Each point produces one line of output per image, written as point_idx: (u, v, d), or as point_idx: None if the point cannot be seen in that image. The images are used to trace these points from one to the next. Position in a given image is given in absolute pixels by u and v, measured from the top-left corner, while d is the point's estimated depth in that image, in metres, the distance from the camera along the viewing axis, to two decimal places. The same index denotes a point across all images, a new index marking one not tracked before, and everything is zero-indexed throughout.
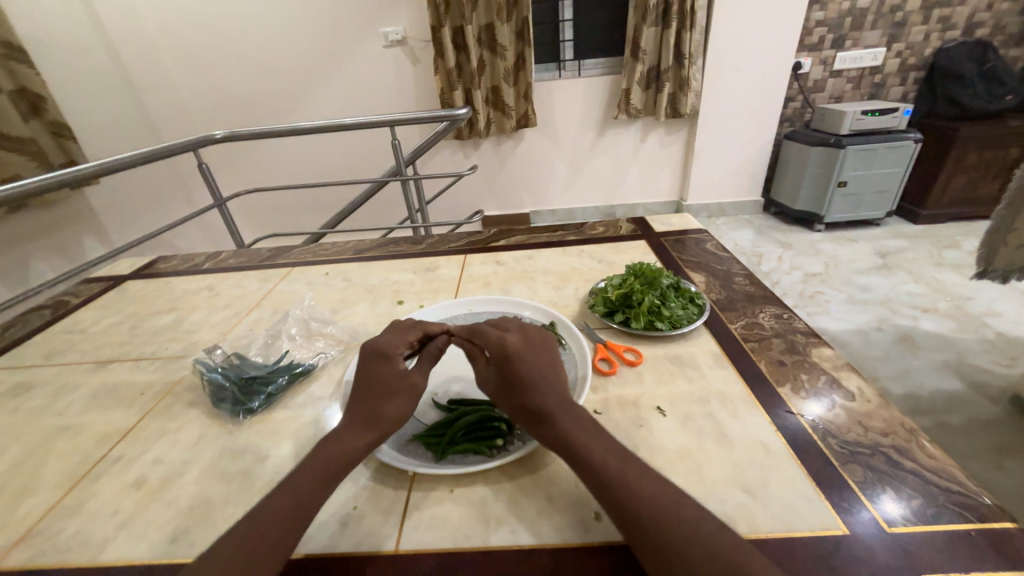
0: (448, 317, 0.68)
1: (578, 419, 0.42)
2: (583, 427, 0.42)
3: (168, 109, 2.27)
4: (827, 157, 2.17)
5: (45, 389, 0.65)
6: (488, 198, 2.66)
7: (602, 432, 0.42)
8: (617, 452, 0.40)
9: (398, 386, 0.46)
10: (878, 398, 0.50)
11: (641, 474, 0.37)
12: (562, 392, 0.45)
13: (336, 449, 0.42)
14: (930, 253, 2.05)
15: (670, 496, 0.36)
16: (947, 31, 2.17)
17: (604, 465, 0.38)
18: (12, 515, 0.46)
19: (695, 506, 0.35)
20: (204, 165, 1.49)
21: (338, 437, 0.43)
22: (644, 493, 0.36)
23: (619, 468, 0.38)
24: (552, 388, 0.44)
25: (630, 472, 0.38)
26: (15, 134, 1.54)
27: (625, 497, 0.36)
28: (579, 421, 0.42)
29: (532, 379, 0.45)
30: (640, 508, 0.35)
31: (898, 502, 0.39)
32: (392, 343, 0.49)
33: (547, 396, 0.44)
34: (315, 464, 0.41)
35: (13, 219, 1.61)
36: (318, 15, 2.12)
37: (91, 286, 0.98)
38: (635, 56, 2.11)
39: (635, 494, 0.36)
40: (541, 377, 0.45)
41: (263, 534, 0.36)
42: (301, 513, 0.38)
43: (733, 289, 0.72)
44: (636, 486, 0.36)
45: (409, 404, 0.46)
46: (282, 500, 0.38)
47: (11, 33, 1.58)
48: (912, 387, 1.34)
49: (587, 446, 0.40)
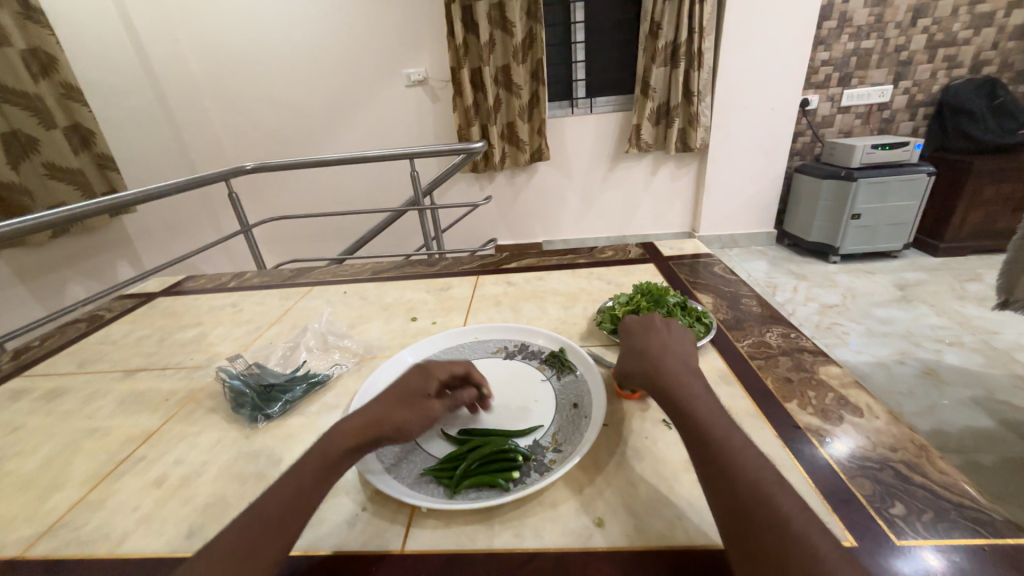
0: (455, 344, 0.68)
1: (699, 381, 0.45)
2: (699, 390, 0.44)
3: (204, 141, 2.43)
4: (839, 190, 2.18)
5: (76, 395, 0.68)
6: (502, 228, 2.73)
7: (713, 398, 0.43)
8: (720, 419, 0.41)
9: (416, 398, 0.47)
10: (887, 414, 0.49)
11: (744, 444, 0.39)
12: (677, 345, 0.51)
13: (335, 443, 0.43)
14: (952, 287, 2.01)
15: (769, 476, 0.36)
16: (954, 69, 2.21)
17: (713, 434, 0.39)
18: (41, 509, 0.48)
19: (790, 493, 0.35)
20: (234, 193, 1.57)
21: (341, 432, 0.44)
22: (743, 469, 0.36)
23: (725, 440, 0.39)
24: (667, 340, 0.51)
25: (729, 438, 0.39)
26: (65, 164, 1.66)
27: (724, 466, 0.37)
28: (693, 378, 0.46)
29: (653, 330, 0.53)
30: (738, 480, 0.36)
31: (907, 515, 0.38)
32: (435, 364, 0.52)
33: (659, 340, 0.51)
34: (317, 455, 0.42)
35: (56, 243, 1.72)
36: (348, 59, 2.28)
37: (124, 302, 1.04)
38: (645, 94, 2.20)
39: (739, 468, 0.36)
40: (662, 332, 0.52)
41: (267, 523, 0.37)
42: (294, 513, 0.38)
43: (740, 309, 0.73)
44: (738, 460, 0.37)
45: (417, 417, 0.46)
46: (283, 494, 0.39)
47: (71, 75, 1.74)
48: (938, 424, 1.29)
49: (692, 402, 0.42)
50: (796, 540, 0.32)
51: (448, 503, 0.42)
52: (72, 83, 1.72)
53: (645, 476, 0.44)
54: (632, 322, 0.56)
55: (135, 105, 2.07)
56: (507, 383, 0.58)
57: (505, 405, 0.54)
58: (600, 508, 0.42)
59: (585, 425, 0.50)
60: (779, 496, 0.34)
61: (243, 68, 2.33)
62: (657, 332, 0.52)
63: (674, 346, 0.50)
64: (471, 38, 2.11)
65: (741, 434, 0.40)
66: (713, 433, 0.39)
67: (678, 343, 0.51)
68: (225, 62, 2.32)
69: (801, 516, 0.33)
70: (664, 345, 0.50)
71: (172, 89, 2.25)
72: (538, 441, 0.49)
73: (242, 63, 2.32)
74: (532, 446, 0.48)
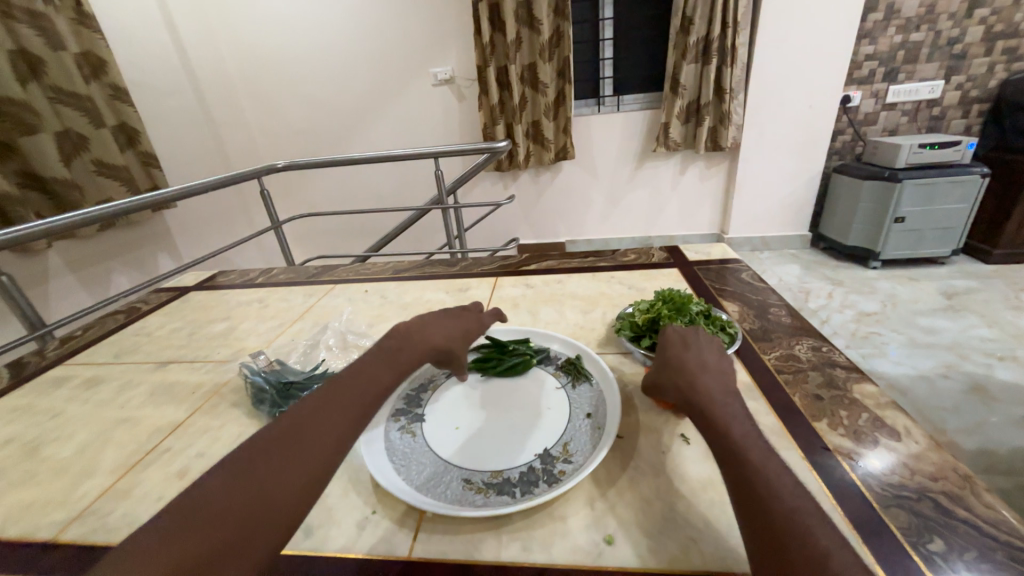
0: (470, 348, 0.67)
1: (734, 404, 0.43)
2: (737, 413, 0.42)
3: (240, 140, 2.52)
4: (882, 192, 2.06)
5: (112, 384, 0.72)
6: (525, 228, 2.72)
7: (750, 421, 0.41)
8: (758, 443, 0.39)
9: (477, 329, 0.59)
10: (928, 439, 0.46)
11: (780, 471, 0.36)
12: (716, 364, 0.48)
13: (378, 373, 0.47)
14: (1006, 296, 1.87)
15: (804, 504, 0.34)
16: (1014, 62, 2.06)
17: (748, 456, 0.37)
18: (74, 494, 0.51)
19: (828, 524, 0.32)
20: (266, 190, 1.61)
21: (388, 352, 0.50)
22: (778, 496, 0.34)
23: (760, 465, 0.37)
24: (707, 361, 0.48)
25: (766, 462, 0.37)
26: (112, 162, 1.75)
27: (757, 491, 0.35)
28: (730, 401, 0.43)
29: (689, 347, 0.49)
30: (772, 508, 0.34)
31: (946, 552, 0.35)
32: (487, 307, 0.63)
33: (695, 358, 0.48)
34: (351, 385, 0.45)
35: (102, 236, 1.81)
36: (377, 58, 2.31)
37: (160, 295, 1.09)
38: (674, 91, 2.14)
39: (774, 496, 0.34)
40: (699, 351, 0.49)
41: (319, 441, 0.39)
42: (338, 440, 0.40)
43: (768, 319, 0.70)
44: (775, 487, 0.35)
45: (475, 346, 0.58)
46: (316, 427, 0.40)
47: (120, 77, 1.83)
48: (985, 444, 1.20)
49: (728, 421, 0.40)
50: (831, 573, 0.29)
51: (458, 510, 0.41)
52: (120, 85, 1.81)
53: (660, 496, 0.43)
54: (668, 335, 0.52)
55: (178, 105, 2.17)
56: (524, 392, 0.57)
57: (519, 413, 0.54)
58: (610, 524, 0.40)
59: (597, 436, 0.49)
60: (816, 526, 0.32)
61: (277, 69, 2.41)
62: (694, 350, 0.49)
63: (713, 371, 0.46)
64: (498, 36, 2.11)
65: (776, 460, 0.38)
66: (749, 455, 0.37)
67: (714, 363, 0.48)
68: (261, 65, 2.41)
69: (839, 547, 0.31)
70: (702, 366, 0.47)
71: (211, 88, 2.33)
72: (549, 450, 0.48)
73: (277, 65, 2.40)
74: (542, 455, 0.47)
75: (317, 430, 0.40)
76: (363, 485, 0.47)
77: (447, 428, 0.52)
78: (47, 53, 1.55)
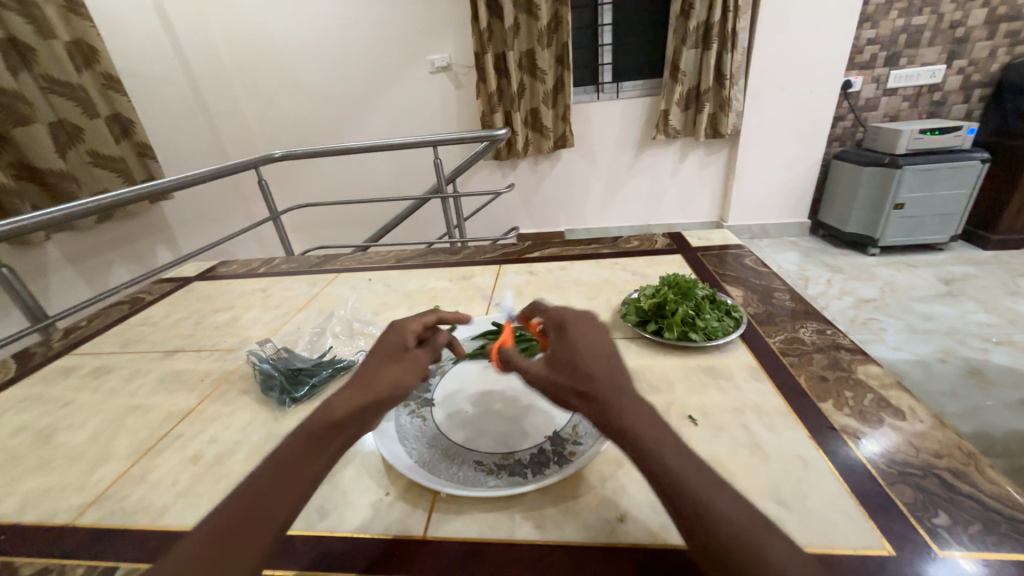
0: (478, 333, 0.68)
1: (657, 422, 0.36)
2: (669, 437, 0.35)
3: (235, 130, 2.49)
4: (882, 178, 2.06)
5: (120, 373, 0.72)
6: (524, 217, 2.72)
7: (666, 429, 0.35)
8: (688, 459, 0.34)
9: (404, 354, 0.45)
10: (932, 418, 0.47)
11: (721, 490, 0.32)
12: (622, 370, 0.39)
13: (290, 469, 0.36)
14: (1003, 281, 1.88)
15: (799, 562, 0.29)
16: (1016, 46, 2.04)
17: (715, 514, 0.30)
18: (89, 480, 0.51)
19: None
20: (264, 180, 1.59)
21: (298, 436, 0.38)
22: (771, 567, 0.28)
23: (737, 524, 0.30)
24: (592, 341, 0.41)
25: (706, 487, 0.32)
26: (107, 153, 1.73)
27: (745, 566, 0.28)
28: (644, 406, 0.36)
29: (566, 329, 0.43)
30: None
31: (951, 526, 0.36)
32: (405, 318, 0.49)
33: (576, 339, 0.42)
34: (256, 492, 0.35)
35: (99, 228, 1.80)
36: (372, 46, 2.28)
37: (162, 286, 1.08)
38: (674, 78, 2.12)
39: (765, 566, 0.28)
40: (578, 329, 0.43)
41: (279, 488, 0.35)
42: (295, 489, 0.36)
43: (772, 304, 0.70)
44: (728, 520, 0.30)
45: (415, 373, 0.44)
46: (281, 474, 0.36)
47: (112, 66, 1.80)
48: (981, 426, 1.22)
49: (654, 443, 0.34)
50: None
51: (471, 492, 0.41)
52: (113, 74, 1.78)
53: None
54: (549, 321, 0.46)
55: (171, 94, 2.14)
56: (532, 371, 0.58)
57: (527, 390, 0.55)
58: (622, 504, 0.41)
59: None
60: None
61: (272, 56, 2.37)
62: (573, 331, 0.42)
63: (596, 351, 0.40)
64: (496, 22, 2.08)
65: (713, 477, 0.33)
66: (718, 515, 0.30)
67: (596, 338, 0.42)
68: (254, 53, 2.37)
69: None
70: (588, 350, 0.40)
71: (204, 78, 2.30)
72: (559, 431, 0.48)
73: (271, 53, 2.36)
74: (552, 437, 0.48)
75: (237, 520, 0.33)
76: (376, 469, 0.47)
77: (457, 407, 0.53)
78: (36, 41, 1.51)
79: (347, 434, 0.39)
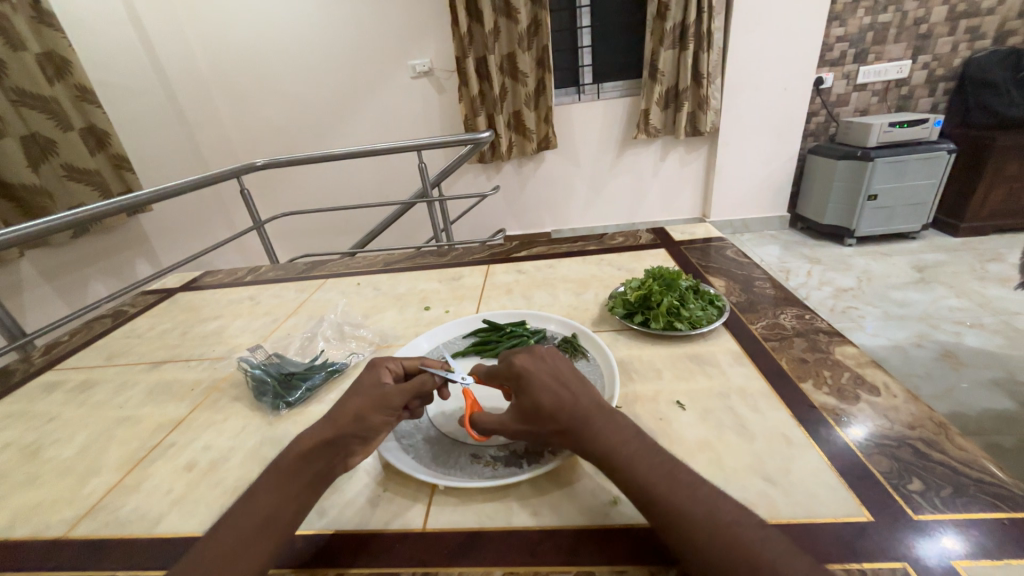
0: (469, 331, 0.69)
1: (616, 427, 0.40)
2: (622, 435, 0.39)
3: (215, 140, 2.46)
4: (855, 170, 2.13)
5: (107, 386, 0.71)
6: (511, 219, 2.73)
7: (627, 433, 0.39)
8: (643, 455, 0.37)
9: (375, 389, 0.45)
10: (905, 393, 0.49)
11: (675, 479, 0.35)
12: (588, 398, 0.42)
13: (263, 504, 0.38)
14: (972, 267, 1.96)
15: (729, 517, 0.32)
16: (976, 41, 2.13)
17: (651, 486, 0.35)
18: (80, 493, 0.50)
19: (762, 535, 0.31)
20: (246, 189, 1.57)
21: (271, 473, 0.40)
22: (700, 522, 0.32)
23: (672, 491, 0.34)
24: (548, 380, 0.43)
25: (658, 479, 0.35)
26: (81, 166, 1.69)
27: (679, 525, 0.33)
28: (609, 422, 0.40)
29: (519, 378, 0.44)
30: (699, 538, 0.32)
31: (924, 491, 0.38)
32: (384, 358, 0.50)
33: (533, 385, 0.43)
34: (230, 534, 0.36)
35: (76, 243, 1.76)
36: (353, 52, 2.28)
37: (146, 298, 1.07)
38: (653, 78, 2.16)
39: (695, 522, 0.32)
40: (530, 374, 0.43)
41: (248, 530, 0.36)
42: (263, 528, 0.37)
43: (754, 292, 0.72)
44: (681, 506, 0.33)
45: (382, 410, 0.44)
46: (249, 517, 0.37)
47: (85, 77, 1.76)
48: (957, 406, 1.27)
49: (613, 450, 0.38)
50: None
51: (468, 483, 0.42)
52: (86, 85, 1.75)
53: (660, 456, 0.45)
54: (500, 371, 0.47)
55: (148, 104, 2.11)
56: None
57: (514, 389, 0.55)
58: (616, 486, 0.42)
59: None
60: (749, 538, 0.31)
61: (250, 64, 2.34)
62: (527, 377, 0.43)
63: (554, 389, 0.42)
64: (475, 26, 2.09)
65: (670, 467, 0.37)
66: (653, 487, 0.35)
67: (551, 374, 0.44)
68: (232, 61, 2.34)
69: (780, 552, 0.30)
70: (547, 392, 0.42)
71: (182, 88, 2.27)
72: None
73: (249, 61, 2.33)
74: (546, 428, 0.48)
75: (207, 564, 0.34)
76: (372, 468, 0.48)
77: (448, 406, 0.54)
78: (5, 53, 1.48)
79: (318, 467, 0.40)
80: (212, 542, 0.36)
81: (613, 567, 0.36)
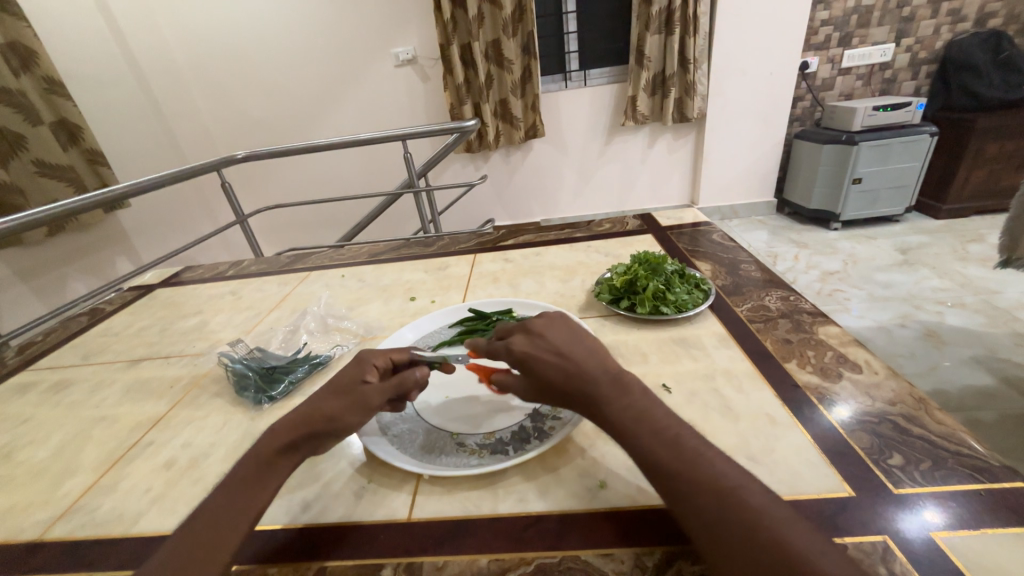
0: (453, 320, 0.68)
1: (624, 391, 0.39)
2: (632, 400, 0.38)
3: (194, 132, 2.39)
4: (840, 155, 2.14)
5: (82, 386, 0.69)
6: (499, 208, 2.71)
7: (638, 399, 0.38)
8: (650, 420, 0.37)
9: (352, 389, 0.43)
10: (886, 369, 0.50)
11: (675, 444, 0.35)
12: (595, 366, 0.39)
13: (239, 493, 0.37)
14: (954, 248, 1.99)
15: (733, 482, 0.32)
16: (958, 23, 2.14)
17: (658, 453, 0.35)
18: (56, 494, 0.49)
19: (759, 495, 0.31)
20: (227, 181, 1.53)
21: (245, 464, 0.39)
22: (704, 486, 0.32)
23: (679, 456, 0.34)
24: (552, 359, 0.40)
25: (659, 443, 0.35)
26: (54, 161, 1.64)
27: (686, 487, 0.32)
28: (618, 392, 0.38)
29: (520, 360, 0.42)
30: (700, 500, 0.32)
31: (904, 465, 0.39)
32: (370, 352, 0.48)
33: (538, 367, 0.41)
34: (206, 523, 0.35)
35: (50, 242, 1.71)
36: (333, 40, 2.22)
37: (122, 295, 1.04)
38: (640, 64, 2.15)
39: (701, 488, 0.32)
40: (530, 356, 0.41)
41: (219, 518, 0.36)
42: (234, 518, 0.36)
43: (739, 275, 0.73)
44: (685, 466, 0.33)
45: (359, 411, 0.42)
46: (222, 505, 0.36)
47: (55, 69, 1.70)
48: (938, 384, 1.30)
49: (623, 417, 0.37)
50: (782, 548, 0.28)
51: (453, 472, 0.42)
52: (55, 77, 1.68)
53: None
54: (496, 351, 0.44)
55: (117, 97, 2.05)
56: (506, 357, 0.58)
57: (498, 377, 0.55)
58: (603, 471, 0.42)
59: None
60: (752, 500, 0.31)
61: (226, 54, 2.26)
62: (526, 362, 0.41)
63: (559, 366, 0.40)
64: (458, 12, 2.04)
65: (675, 429, 0.36)
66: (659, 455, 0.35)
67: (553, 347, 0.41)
68: (208, 51, 2.26)
69: (778, 515, 0.30)
70: (552, 370, 0.40)
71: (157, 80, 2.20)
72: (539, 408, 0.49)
73: (226, 53, 2.26)
74: (533, 416, 0.48)
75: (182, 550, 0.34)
76: (350, 462, 0.47)
77: (434, 397, 0.53)
78: None
79: (295, 461, 0.40)
80: (184, 531, 0.35)
81: (602, 550, 0.36)
